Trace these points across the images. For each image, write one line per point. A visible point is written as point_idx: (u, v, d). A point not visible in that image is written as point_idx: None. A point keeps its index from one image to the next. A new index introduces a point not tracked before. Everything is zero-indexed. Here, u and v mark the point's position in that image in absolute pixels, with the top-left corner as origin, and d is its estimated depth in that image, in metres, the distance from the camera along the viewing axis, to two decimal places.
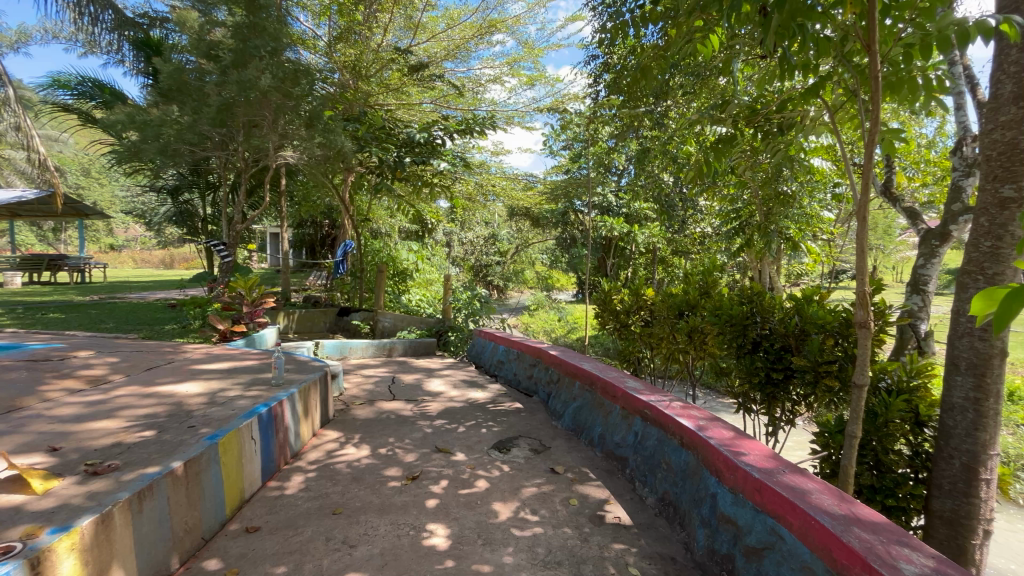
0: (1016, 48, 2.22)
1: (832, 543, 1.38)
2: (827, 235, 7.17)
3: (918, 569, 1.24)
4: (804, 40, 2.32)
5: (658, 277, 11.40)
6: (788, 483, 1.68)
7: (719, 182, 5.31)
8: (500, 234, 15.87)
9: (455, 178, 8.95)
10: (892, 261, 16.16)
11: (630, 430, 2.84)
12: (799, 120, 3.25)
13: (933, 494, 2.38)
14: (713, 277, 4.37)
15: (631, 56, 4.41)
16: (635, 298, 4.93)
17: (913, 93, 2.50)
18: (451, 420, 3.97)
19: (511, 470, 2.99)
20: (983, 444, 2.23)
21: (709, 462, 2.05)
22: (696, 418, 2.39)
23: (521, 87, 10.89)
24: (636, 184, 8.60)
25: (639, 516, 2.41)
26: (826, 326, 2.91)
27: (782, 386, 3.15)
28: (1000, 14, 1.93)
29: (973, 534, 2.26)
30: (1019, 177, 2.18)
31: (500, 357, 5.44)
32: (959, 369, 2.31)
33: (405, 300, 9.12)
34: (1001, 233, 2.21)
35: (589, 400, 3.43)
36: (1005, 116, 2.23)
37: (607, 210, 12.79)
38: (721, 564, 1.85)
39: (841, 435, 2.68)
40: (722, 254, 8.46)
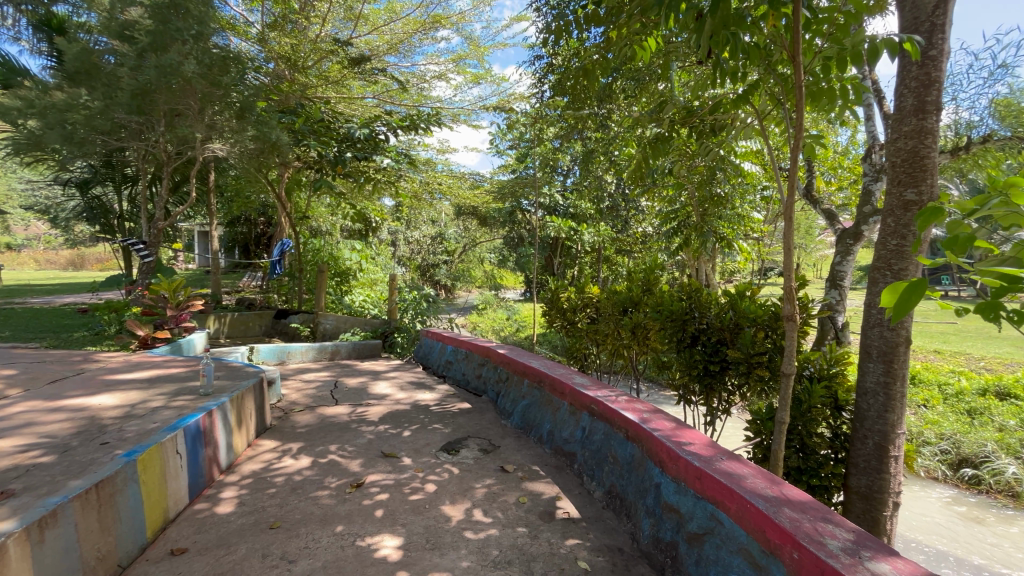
0: (916, 65, 2.44)
1: (766, 524, 1.45)
2: (756, 235, 7.65)
3: (841, 543, 1.31)
4: (735, 48, 2.44)
5: (603, 275, 11.72)
6: (725, 469, 1.75)
7: (659, 184, 5.52)
8: (447, 233, 15.76)
9: (399, 175, 8.74)
10: (813, 259, 17.56)
11: (578, 426, 2.88)
12: (730, 125, 3.43)
13: (851, 472, 2.60)
14: (654, 274, 4.53)
15: (575, 59, 4.50)
16: (581, 296, 5.03)
17: (831, 102, 2.69)
18: (397, 424, 3.87)
19: (460, 471, 2.95)
20: (892, 424, 2.46)
21: (653, 454, 2.11)
22: (641, 411, 2.45)
23: (467, 85, 10.81)
24: (581, 184, 8.79)
25: (588, 509, 2.45)
26: (758, 319, 3.10)
27: (718, 377, 3.32)
28: (903, 34, 2.13)
29: (884, 506, 2.48)
30: (919, 182, 2.41)
31: (448, 357, 5.37)
32: (871, 356, 2.53)
33: (349, 301, 8.81)
34: (904, 233, 2.45)
35: (538, 398, 3.45)
36: (908, 127, 2.45)
37: (553, 210, 12.98)
38: (666, 551, 1.91)
39: (771, 422, 2.86)
40: (662, 252, 8.83)
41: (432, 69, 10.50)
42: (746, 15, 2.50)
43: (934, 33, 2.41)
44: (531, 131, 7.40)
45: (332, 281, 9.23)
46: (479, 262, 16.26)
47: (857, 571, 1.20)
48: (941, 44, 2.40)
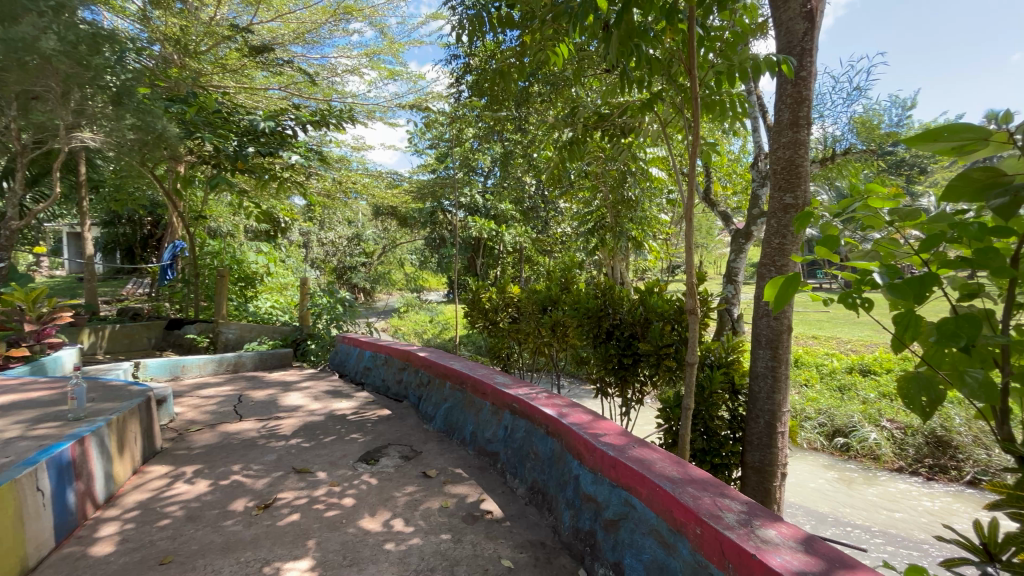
0: (791, 84, 2.74)
1: (672, 504, 1.54)
2: (663, 236, 8.20)
3: (736, 515, 1.42)
4: (639, 59, 2.59)
5: (525, 275, 11.95)
6: (637, 457, 1.84)
7: (575, 186, 5.73)
8: (365, 234, 15.26)
9: (309, 172, 8.26)
10: (712, 256, 19.26)
11: (500, 425, 2.90)
12: (637, 129, 3.64)
13: (747, 449, 2.86)
14: (572, 273, 4.69)
15: (492, 60, 4.54)
16: (502, 296, 5.08)
17: (723, 113, 2.95)
18: (311, 436, 3.65)
19: (379, 481, 2.84)
20: (778, 403, 2.75)
21: (571, 447, 2.17)
22: (559, 406, 2.52)
23: (382, 81, 10.48)
24: (501, 184, 8.88)
25: (511, 507, 2.47)
26: (665, 314, 3.30)
27: (631, 369, 3.50)
28: (779, 55, 2.40)
29: (774, 478, 2.77)
30: (795, 188, 2.72)
31: (366, 364, 5.15)
32: (761, 344, 2.80)
33: (255, 308, 8.15)
34: (785, 233, 2.74)
35: (460, 400, 3.42)
36: (785, 138, 2.75)
37: (475, 211, 13.00)
38: (585, 540, 1.97)
39: (678, 408, 3.08)
40: (580, 251, 9.16)
41: (344, 63, 10.05)
42: (648, 29, 2.67)
43: (805, 56, 2.72)
44: (449, 131, 7.34)
45: (236, 287, 8.50)
46: (399, 264, 15.89)
47: (750, 539, 1.29)
48: (809, 66, 2.72)
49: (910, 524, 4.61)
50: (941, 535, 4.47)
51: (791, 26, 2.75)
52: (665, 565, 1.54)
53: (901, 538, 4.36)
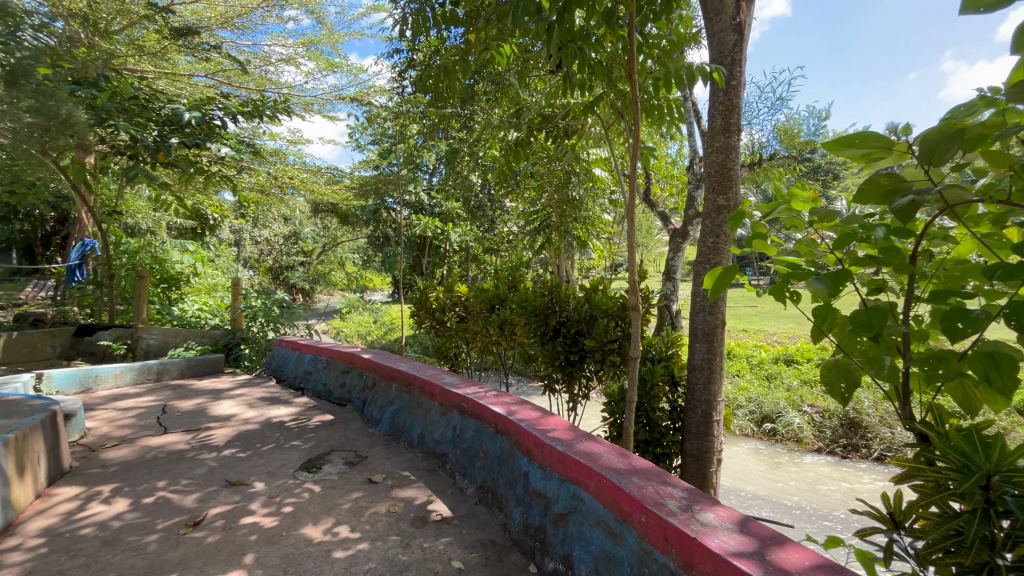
0: (723, 92, 2.91)
1: (618, 495, 1.57)
2: (606, 235, 8.44)
3: (678, 502, 1.47)
4: (581, 62, 2.65)
5: (472, 274, 11.92)
6: (585, 451, 1.88)
7: (521, 185, 5.78)
8: (303, 232, 14.61)
9: (241, 166, 7.77)
10: (652, 254, 20.10)
11: (448, 426, 2.86)
12: (580, 131, 3.71)
13: (687, 439, 3.00)
14: (520, 272, 4.72)
15: (436, 57, 4.48)
16: (449, 295, 5.02)
17: (661, 117, 3.08)
18: (246, 446, 3.44)
19: (322, 489, 2.72)
20: (713, 393, 2.91)
21: (520, 444, 2.18)
22: (508, 404, 2.52)
23: (320, 73, 10.04)
24: (446, 183, 8.79)
25: (461, 507, 2.44)
26: (609, 311, 3.40)
27: (577, 365, 3.58)
28: (711, 64, 2.54)
29: (711, 464, 2.93)
30: (727, 191, 2.89)
31: (305, 368, 4.91)
32: (698, 337, 2.95)
33: (180, 311, 7.57)
34: (719, 233, 2.90)
35: (407, 401, 3.34)
36: (718, 143, 2.91)
37: (420, 209, 12.81)
38: (535, 536, 1.99)
39: (622, 402, 3.18)
40: (527, 250, 9.24)
41: (278, 51, 9.55)
42: (589, 33, 2.74)
43: (734, 66, 2.90)
44: (392, 128, 7.17)
45: (157, 288, 7.85)
46: (341, 263, 15.31)
47: (691, 523, 1.35)
48: (739, 76, 2.89)
49: (830, 500, 5.03)
50: (855, 508, 4.92)
51: (723, 37, 2.92)
52: (612, 555, 1.58)
53: (822, 513, 4.76)
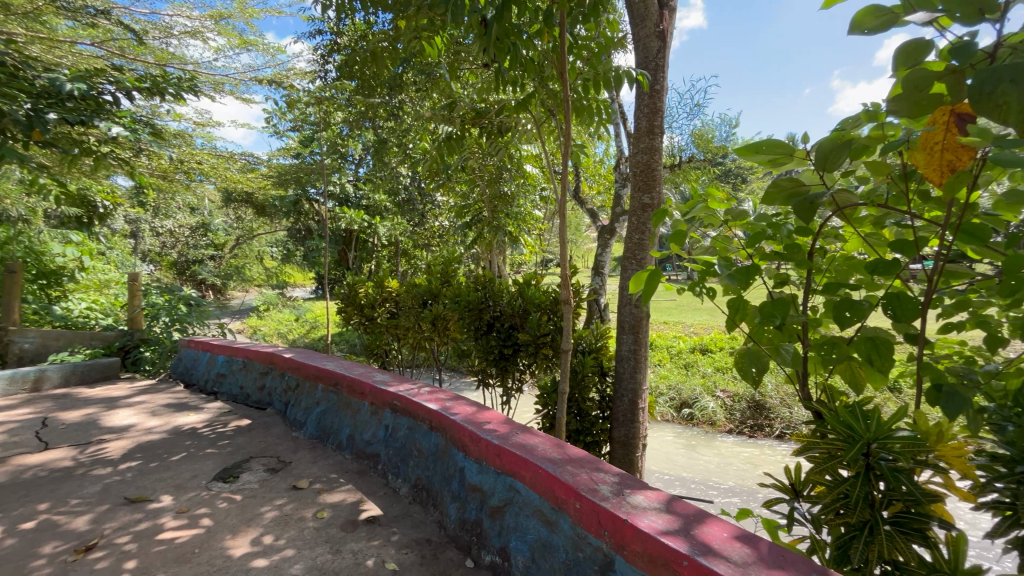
0: (648, 95, 3.05)
1: (554, 484, 1.60)
2: (537, 232, 8.59)
3: (609, 486, 1.52)
4: (514, 58, 2.66)
5: (402, 269, 11.64)
6: (520, 443, 1.89)
7: (454, 179, 5.71)
8: (213, 223, 13.44)
9: (139, 148, 6.96)
10: (580, 250, 20.81)
11: (380, 425, 2.76)
12: (513, 128, 3.74)
13: (616, 426, 3.14)
14: (452, 267, 4.66)
15: (363, 42, 4.30)
16: (379, 290, 4.86)
17: (591, 117, 3.17)
18: (150, 457, 3.11)
19: (241, 499, 2.53)
20: (639, 382, 3.06)
21: (455, 440, 2.16)
22: (442, 400, 2.48)
23: (231, 50, 9.24)
24: (374, 174, 8.49)
25: (394, 507, 2.38)
26: (541, 305, 3.45)
27: (511, 359, 3.61)
28: (636, 69, 2.67)
29: (637, 449, 3.09)
30: (651, 190, 3.04)
31: (218, 370, 4.52)
32: (625, 329, 3.08)
33: (63, 310, 6.66)
34: (644, 230, 3.04)
35: (335, 402, 3.18)
36: (644, 144, 3.05)
37: (345, 201, 12.29)
38: (471, 530, 1.98)
39: (555, 393, 3.27)
40: (459, 245, 9.18)
41: (181, 22, 8.66)
42: (523, 29, 2.75)
43: (658, 71, 3.05)
44: (314, 114, 6.80)
45: (33, 285, 6.82)
46: (258, 258, 14.29)
47: (622, 506, 1.40)
48: (662, 81, 3.04)
49: (738, 475, 5.51)
50: (762, 482, 5.41)
51: (647, 43, 3.05)
52: (548, 543, 1.60)
53: (731, 488, 5.20)
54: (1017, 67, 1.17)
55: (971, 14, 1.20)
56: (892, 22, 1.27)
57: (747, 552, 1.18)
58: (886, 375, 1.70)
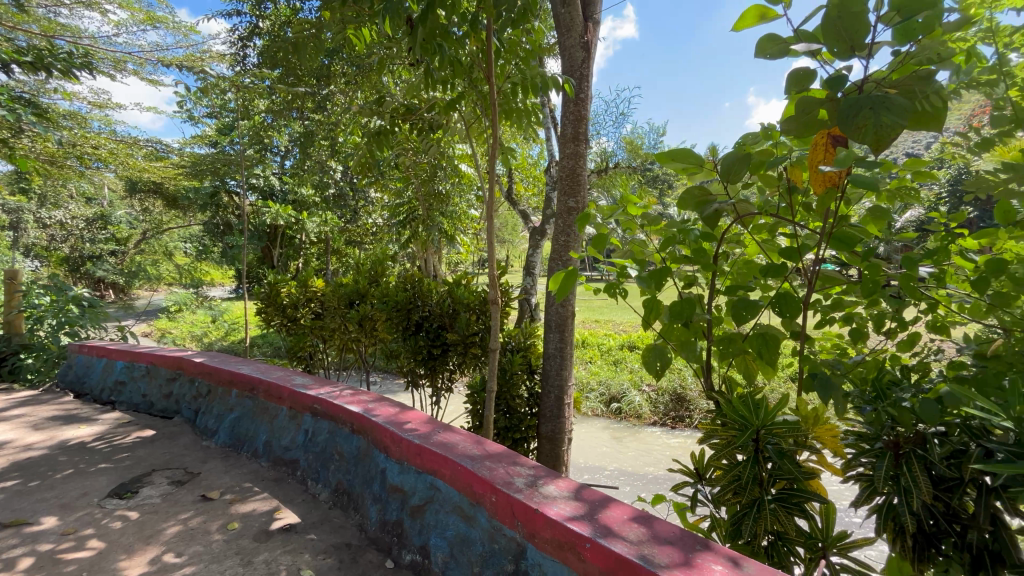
0: (573, 103, 3.17)
1: (472, 479, 1.63)
2: (473, 231, 8.63)
3: (524, 478, 1.58)
4: (443, 59, 2.67)
5: (332, 267, 11.21)
6: (441, 441, 1.91)
7: (386, 176, 5.60)
8: (114, 215, 12.17)
9: (22, 129, 6.17)
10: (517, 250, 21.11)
11: (299, 430, 2.66)
12: (445, 127, 3.74)
13: (543, 422, 3.23)
14: (382, 265, 4.56)
15: (286, 28, 4.10)
16: (303, 290, 4.66)
17: (520, 121, 3.25)
18: (29, 476, 2.78)
19: (140, 515, 2.34)
20: (564, 378, 3.18)
21: (376, 441, 2.13)
22: (365, 402, 2.44)
23: (135, 25, 8.44)
24: (300, 167, 8.10)
25: (312, 514, 2.30)
26: (470, 305, 3.48)
27: (440, 359, 3.61)
28: (561, 78, 2.79)
29: (563, 444, 3.21)
30: (576, 194, 3.17)
31: (116, 378, 4.11)
32: (551, 328, 3.18)
33: None
34: (568, 232, 3.16)
35: (250, 408, 3.01)
36: (569, 149, 3.18)
37: (269, 194, 11.63)
38: (392, 531, 1.97)
39: (483, 392, 3.32)
40: (393, 244, 8.99)
41: None
42: (451, 30, 2.77)
43: (583, 80, 3.18)
44: (232, 102, 6.37)
45: None
46: (168, 254, 13.11)
47: (534, 496, 1.46)
48: (586, 90, 3.18)
49: (654, 463, 5.88)
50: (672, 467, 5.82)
51: (573, 52, 3.18)
52: (466, 538, 1.64)
53: (646, 474, 5.54)
54: (876, 99, 1.36)
55: (846, 50, 1.38)
56: (784, 52, 1.43)
57: (641, 531, 1.27)
58: (774, 368, 1.91)
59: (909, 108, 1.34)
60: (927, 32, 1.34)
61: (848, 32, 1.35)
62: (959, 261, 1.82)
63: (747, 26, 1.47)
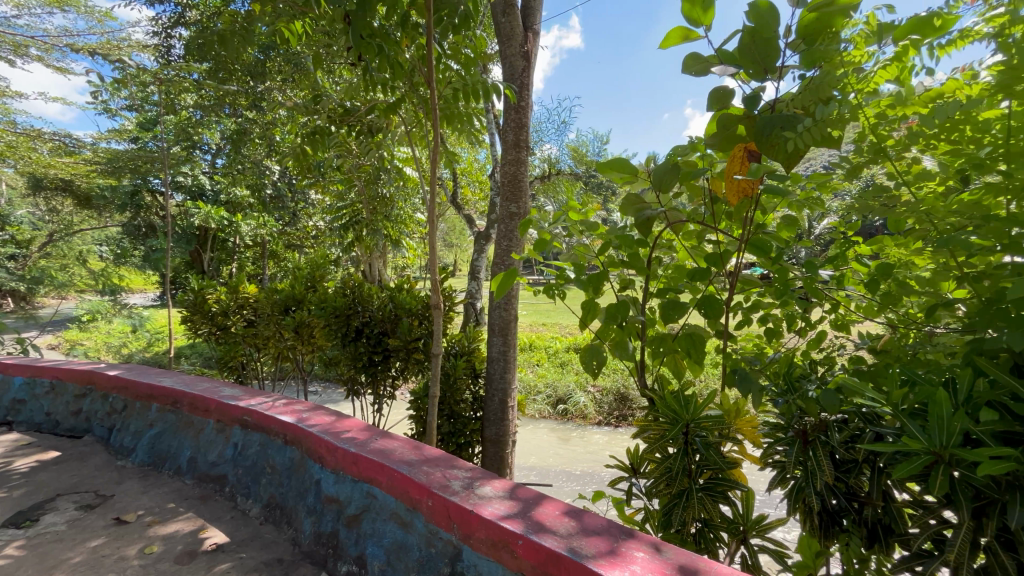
0: (514, 110, 3.23)
1: (408, 485, 1.62)
2: (419, 235, 8.54)
3: (461, 481, 1.59)
4: (383, 61, 2.65)
5: (270, 272, 10.70)
6: (378, 448, 1.88)
7: (327, 177, 5.45)
8: (14, 214, 10.97)
9: None
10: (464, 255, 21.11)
11: (228, 444, 2.52)
12: (386, 130, 3.70)
13: (487, 426, 3.25)
14: (321, 270, 4.41)
15: (216, 20, 3.91)
16: (234, 296, 4.42)
17: (462, 125, 3.28)
18: None
19: (41, 545, 2.12)
20: (508, 381, 3.22)
21: (311, 451, 2.06)
22: (299, 412, 2.35)
23: (40, 7, 7.71)
24: (233, 167, 7.69)
25: (241, 531, 2.18)
26: (412, 310, 3.44)
27: (382, 365, 3.56)
28: (501, 85, 2.84)
29: (506, 447, 3.24)
30: (518, 199, 3.23)
31: (14, 396, 3.70)
32: (495, 332, 3.21)
33: None
34: (511, 237, 3.21)
35: (173, 423, 2.81)
36: (510, 156, 3.24)
37: (198, 194, 10.92)
38: (327, 544, 1.92)
39: (426, 398, 3.29)
40: (336, 248, 8.73)
41: None
42: (391, 33, 2.75)
43: (523, 89, 3.25)
44: (155, 95, 5.96)
45: None
46: None
47: (469, 498, 1.47)
48: (527, 98, 3.25)
49: (594, 461, 6.05)
50: (609, 463, 6.02)
51: (513, 61, 3.25)
52: (403, 544, 1.62)
53: (586, 472, 5.69)
54: (785, 119, 1.50)
55: (760, 71, 1.51)
56: (706, 70, 1.55)
57: (571, 525, 1.32)
58: (700, 365, 2.04)
59: (814, 127, 1.49)
60: (828, 58, 1.49)
61: (761, 56, 1.48)
62: (854, 265, 2.02)
63: (673, 45, 1.57)
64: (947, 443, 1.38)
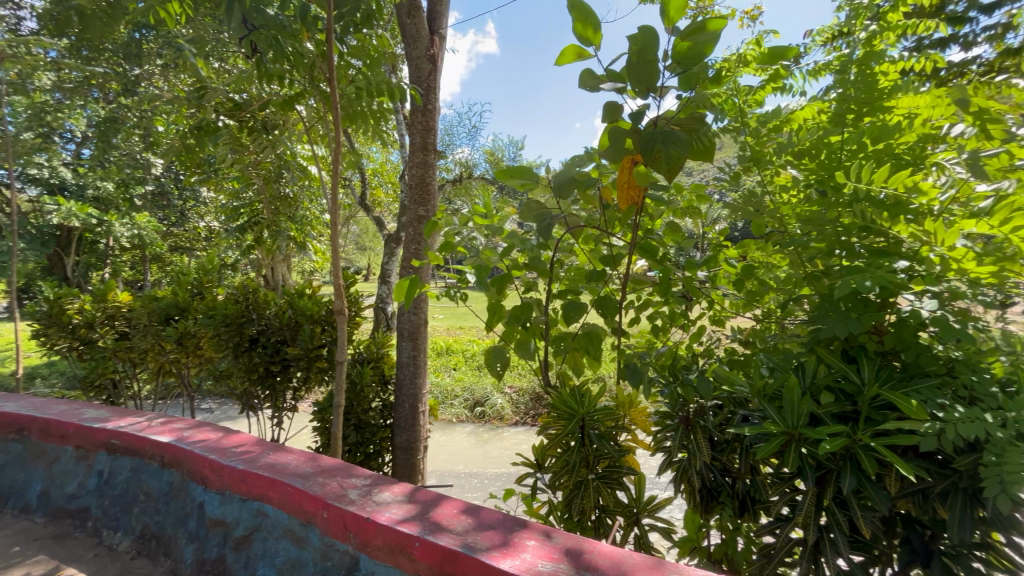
0: (421, 113, 3.22)
1: (302, 499, 1.55)
2: (326, 238, 8.10)
3: (358, 489, 1.55)
4: (277, 54, 2.49)
5: (152, 278, 9.54)
6: (270, 463, 1.77)
7: (219, 174, 4.98)
8: None
9: None
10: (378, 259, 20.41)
11: (91, 472, 2.22)
12: (284, 126, 3.48)
13: (397, 433, 3.19)
14: (211, 275, 4.04)
15: None
16: (102, 306, 3.89)
17: (367, 125, 3.17)
18: None
19: None
20: (418, 386, 3.18)
21: (192, 473, 1.89)
22: (179, 430, 2.14)
23: None
24: (103, 158, 6.75)
25: (107, 569, 1.94)
26: (314, 316, 3.28)
27: (281, 375, 3.36)
28: (406, 87, 2.80)
29: (418, 453, 3.20)
30: (426, 202, 3.21)
31: None
32: (404, 337, 3.15)
33: None
34: (419, 240, 3.18)
35: (18, 454, 2.41)
36: (417, 159, 3.22)
37: (58, 189, 9.43)
38: (212, 570, 1.77)
39: (331, 408, 3.15)
40: (232, 251, 8.01)
41: None
42: (286, 24, 2.60)
43: (430, 92, 3.24)
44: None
45: None
46: None
47: (367, 505, 1.45)
48: (434, 102, 3.25)
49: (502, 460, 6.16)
50: (514, 460, 6.19)
51: (419, 64, 3.23)
52: (297, 561, 1.55)
53: (496, 472, 5.79)
54: (665, 134, 1.65)
55: (642, 89, 1.65)
56: (597, 86, 1.67)
57: (468, 522, 1.35)
58: (597, 361, 2.17)
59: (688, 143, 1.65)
60: (699, 81, 1.67)
61: (644, 76, 1.62)
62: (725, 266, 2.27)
63: (568, 62, 1.67)
64: (797, 423, 1.61)
